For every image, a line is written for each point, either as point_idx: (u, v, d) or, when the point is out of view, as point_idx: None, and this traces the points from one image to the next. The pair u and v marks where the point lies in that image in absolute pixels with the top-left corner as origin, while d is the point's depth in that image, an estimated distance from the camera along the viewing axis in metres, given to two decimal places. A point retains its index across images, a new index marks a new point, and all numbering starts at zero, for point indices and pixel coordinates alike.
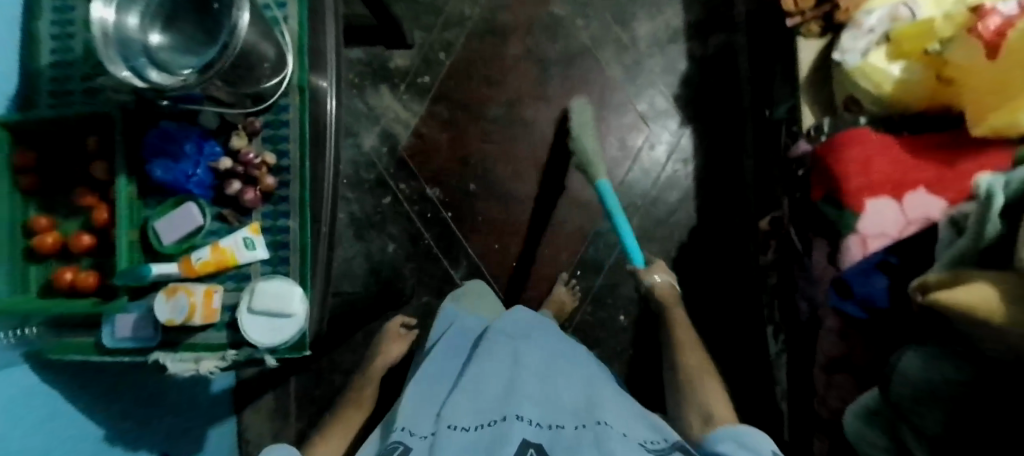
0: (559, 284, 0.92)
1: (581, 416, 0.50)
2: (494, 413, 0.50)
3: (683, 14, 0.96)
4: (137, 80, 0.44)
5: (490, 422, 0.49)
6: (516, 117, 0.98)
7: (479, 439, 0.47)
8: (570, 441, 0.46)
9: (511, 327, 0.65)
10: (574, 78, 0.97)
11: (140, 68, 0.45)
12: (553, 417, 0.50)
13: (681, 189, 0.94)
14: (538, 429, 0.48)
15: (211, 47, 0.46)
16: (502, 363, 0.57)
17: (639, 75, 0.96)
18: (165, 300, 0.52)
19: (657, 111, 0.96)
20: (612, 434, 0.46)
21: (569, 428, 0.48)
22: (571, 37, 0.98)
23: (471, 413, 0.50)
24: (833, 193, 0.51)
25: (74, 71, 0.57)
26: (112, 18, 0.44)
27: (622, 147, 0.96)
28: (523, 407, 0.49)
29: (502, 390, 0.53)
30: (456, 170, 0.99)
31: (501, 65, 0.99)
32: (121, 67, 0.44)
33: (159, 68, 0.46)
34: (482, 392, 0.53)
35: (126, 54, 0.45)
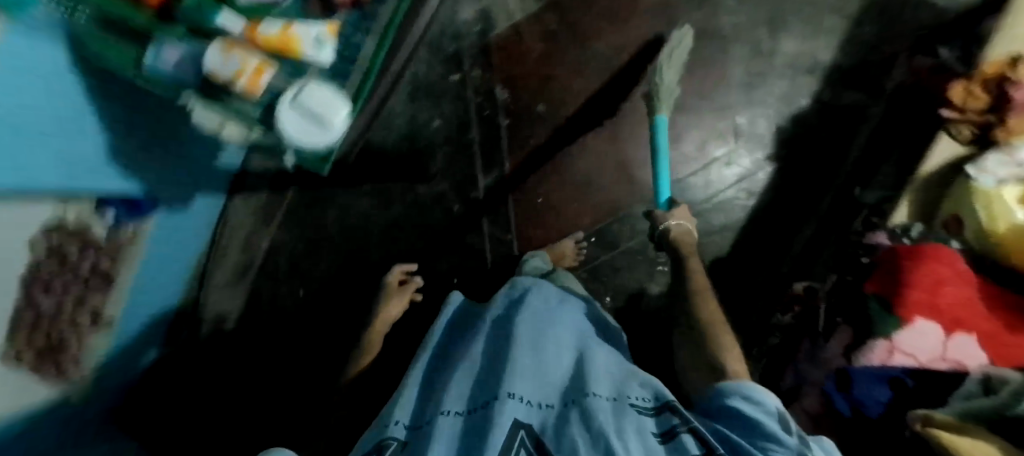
0: (569, 238, 0.91)
1: (572, 391, 0.49)
2: (485, 394, 0.47)
3: (836, 50, 0.86)
4: None
5: (482, 404, 0.46)
6: (616, 64, 0.91)
7: (469, 424, 0.44)
8: (562, 421, 0.44)
9: (497, 304, 0.64)
10: (693, 57, 0.89)
11: None
12: (543, 396, 0.48)
13: (729, 217, 0.90)
14: (529, 409, 0.45)
15: None
16: (495, 345, 0.55)
17: (756, 89, 0.88)
18: (219, 51, 0.49)
19: (754, 133, 0.89)
20: (604, 408, 0.44)
21: (559, 408, 0.47)
22: (715, 13, 0.88)
23: (463, 396, 0.48)
24: (889, 293, 0.49)
25: None
26: None
27: (698, 148, 0.90)
28: (513, 381, 0.47)
29: (494, 370, 0.51)
30: (533, 84, 0.94)
31: (630, 7, 0.91)
32: None
33: None
34: (472, 378, 0.51)
35: None
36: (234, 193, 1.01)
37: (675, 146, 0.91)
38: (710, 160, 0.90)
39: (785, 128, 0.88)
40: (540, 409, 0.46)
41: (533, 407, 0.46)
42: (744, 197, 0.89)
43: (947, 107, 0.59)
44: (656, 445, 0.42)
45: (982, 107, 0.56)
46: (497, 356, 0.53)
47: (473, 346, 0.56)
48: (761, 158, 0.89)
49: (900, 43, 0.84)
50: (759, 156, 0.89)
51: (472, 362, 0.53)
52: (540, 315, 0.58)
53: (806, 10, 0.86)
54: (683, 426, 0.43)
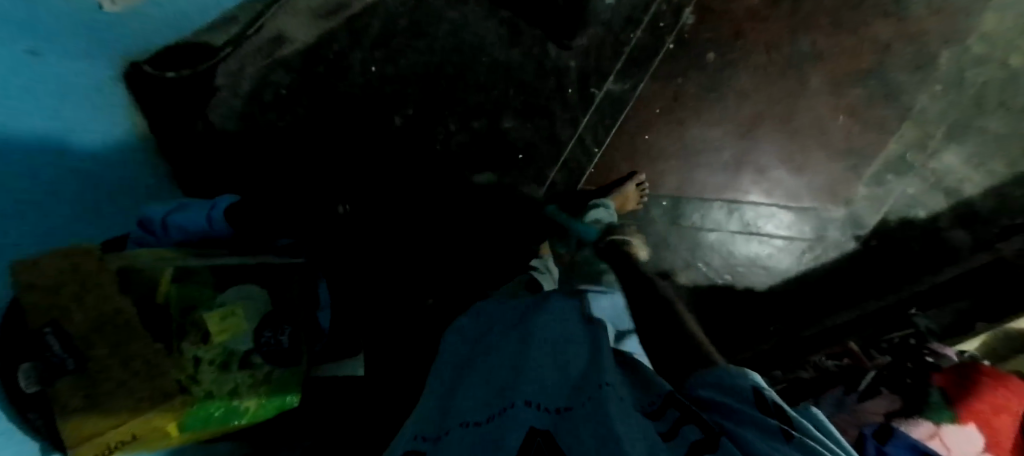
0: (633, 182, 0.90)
1: (583, 385, 0.40)
2: (500, 399, 0.41)
3: (982, 190, 0.85)
4: None
5: (495, 411, 0.40)
6: (803, 67, 0.85)
7: (484, 433, 0.37)
8: (574, 419, 0.37)
9: (508, 306, 0.57)
10: (866, 112, 0.85)
11: None
12: (557, 396, 0.40)
13: (786, 264, 0.91)
14: (543, 414, 0.38)
15: None
16: (511, 349, 0.48)
17: (895, 176, 0.86)
18: None
19: (862, 211, 0.88)
20: (620, 407, 0.36)
21: (574, 408, 0.38)
22: (915, 87, 0.84)
23: (479, 403, 0.42)
24: (956, 389, 0.50)
25: None
26: None
27: (808, 191, 0.88)
28: (530, 381, 0.41)
29: (506, 376, 0.44)
30: (721, 30, 0.86)
31: (860, 23, 0.83)
32: None
33: None
34: (492, 382, 0.44)
35: None
36: None
37: (792, 177, 0.88)
38: (809, 209, 0.89)
39: (890, 225, 0.87)
40: (552, 412, 0.38)
41: (549, 412, 0.38)
42: (809, 258, 0.90)
43: None
44: (660, 440, 0.34)
45: None
46: (516, 359, 0.46)
47: (488, 357, 0.49)
48: (850, 234, 0.88)
49: None
50: (851, 230, 0.88)
51: (491, 370, 0.46)
52: (551, 311, 0.51)
53: (987, 137, 0.84)
54: (688, 420, 0.36)
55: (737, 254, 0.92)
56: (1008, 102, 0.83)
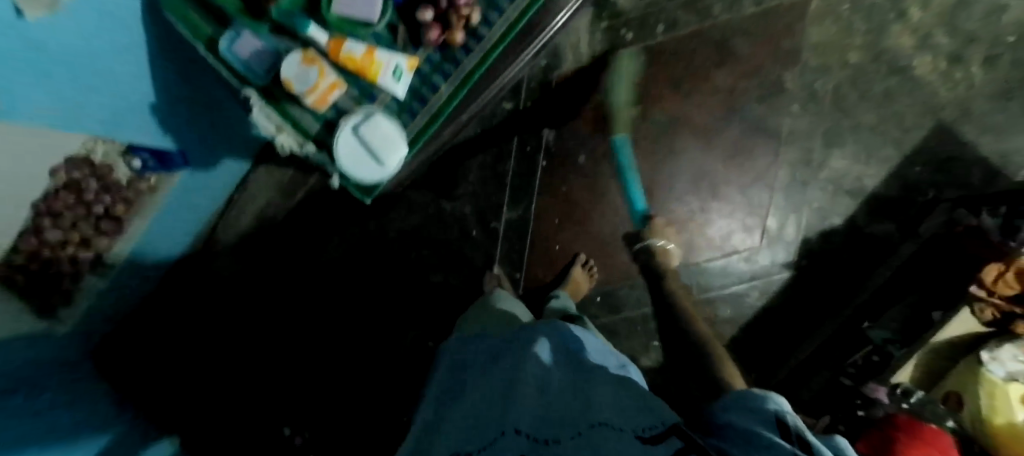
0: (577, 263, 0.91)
1: (574, 414, 0.38)
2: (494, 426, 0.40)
3: (882, 180, 0.85)
4: None
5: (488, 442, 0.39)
6: (670, 136, 0.90)
7: None
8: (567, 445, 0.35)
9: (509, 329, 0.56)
10: (742, 150, 0.88)
11: None
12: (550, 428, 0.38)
13: (737, 310, 0.90)
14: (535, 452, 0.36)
15: None
16: (504, 371, 0.46)
17: (796, 195, 0.88)
18: (297, 62, 0.49)
19: (781, 237, 0.89)
20: (609, 438, 0.34)
21: (566, 438, 0.36)
22: (776, 114, 0.87)
23: (471, 433, 0.41)
24: None
25: None
26: None
27: (723, 238, 0.90)
28: (519, 410, 0.40)
29: (491, 403, 0.43)
30: (581, 133, 0.92)
31: (698, 80, 0.88)
32: None
33: None
34: (483, 407, 0.43)
35: None
36: (258, 163, 0.98)
37: (703, 230, 0.90)
38: (732, 252, 0.90)
39: (812, 242, 0.88)
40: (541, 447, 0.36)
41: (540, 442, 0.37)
42: (756, 295, 0.90)
43: (975, 286, 0.62)
44: None
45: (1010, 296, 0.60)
46: (504, 382, 0.44)
47: (482, 378, 0.48)
48: (781, 261, 0.89)
49: (946, 190, 0.84)
50: (779, 257, 0.89)
51: (481, 392, 0.45)
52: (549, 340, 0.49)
53: (863, 133, 0.86)
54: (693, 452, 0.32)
55: None
56: (868, 96, 0.85)
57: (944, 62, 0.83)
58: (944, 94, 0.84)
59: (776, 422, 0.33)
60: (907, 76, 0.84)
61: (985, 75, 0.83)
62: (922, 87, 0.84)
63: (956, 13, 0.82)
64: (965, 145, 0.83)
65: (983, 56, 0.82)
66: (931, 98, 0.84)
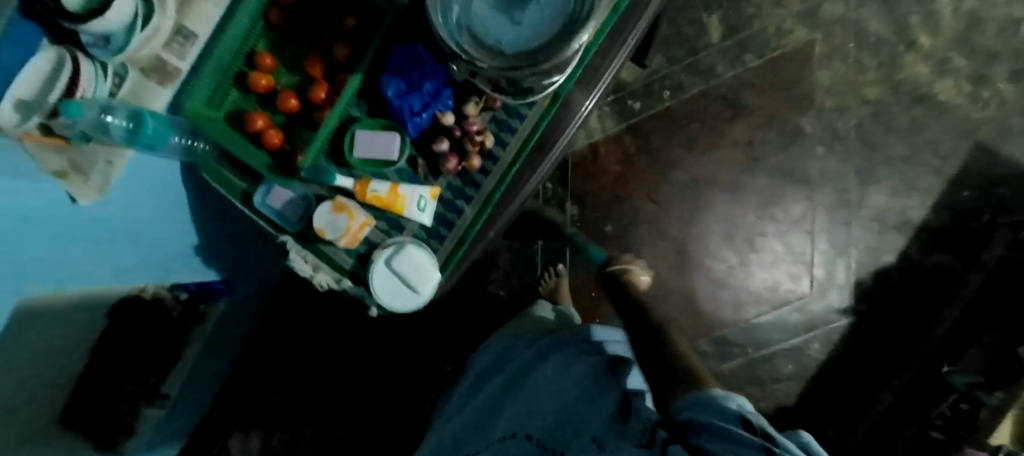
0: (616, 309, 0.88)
1: (582, 428, 0.40)
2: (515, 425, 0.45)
3: (929, 210, 0.81)
4: (447, 42, 0.39)
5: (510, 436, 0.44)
6: (696, 195, 0.88)
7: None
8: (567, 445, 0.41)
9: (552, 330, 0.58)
10: (773, 199, 0.86)
11: (461, 25, 0.40)
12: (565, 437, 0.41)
13: (800, 364, 0.85)
14: None
15: (534, 19, 0.41)
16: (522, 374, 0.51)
17: (839, 236, 0.84)
18: (328, 211, 0.51)
19: (831, 283, 0.84)
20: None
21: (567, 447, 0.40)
22: (801, 159, 0.85)
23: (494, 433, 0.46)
24: None
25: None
26: None
27: (770, 289, 0.86)
28: (526, 420, 0.45)
29: (505, 405, 0.48)
30: (605, 204, 0.90)
31: (714, 137, 0.87)
32: (442, 13, 0.39)
33: (478, 44, 0.40)
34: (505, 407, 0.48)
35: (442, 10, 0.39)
36: None
37: (747, 284, 0.87)
38: (783, 303, 0.86)
39: (866, 283, 0.83)
40: None
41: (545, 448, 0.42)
42: (817, 347, 0.85)
43: None
44: None
45: None
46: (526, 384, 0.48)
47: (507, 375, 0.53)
48: (837, 307, 0.84)
49: (999, 212, 0.80)
50: (834, 304, 0.84)
51: (509, 394, 0.49)
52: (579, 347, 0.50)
53: (897, 165, 0.83)
54: None
55: (747, 380, 0.86)
56: (895, 128, 0.82)
57: (969, 83, 0.81)
58: (975, 115, 0.81)
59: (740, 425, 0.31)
60: (932, 103, 0.81)
61: (1014, 90, 0.80)
62: (951, 112, 0.81)
63: (970, 33, 0.80)
64: (1008, 163, 0.80)
65: (1008, 72, 0.80)
66: (962, 121, 0.81)
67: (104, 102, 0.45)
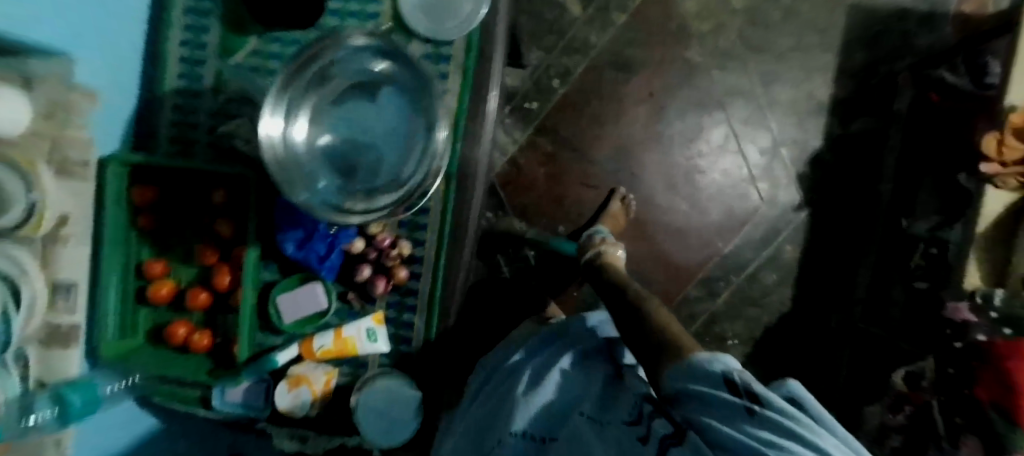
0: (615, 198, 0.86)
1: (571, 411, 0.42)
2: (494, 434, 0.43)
3: (832, 85, 0.84)
4: (326, 204, 0.39)
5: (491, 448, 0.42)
6: (624, 165, 0.89)
7: None
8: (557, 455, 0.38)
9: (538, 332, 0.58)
10: (694, 136, 0.87)
11: (331, 181, 0.40)
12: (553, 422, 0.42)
13: (782, 271, 0.87)
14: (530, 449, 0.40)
15: (396, 145, 0.43)
16: (509, 377, 0.50)
17: (765, 142, 0.86)
18: (287, 390, 0.50)
19: (777, 186, 0.86)
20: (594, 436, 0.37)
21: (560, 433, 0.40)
22: (702, 89, 0.86)
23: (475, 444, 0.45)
24: (1003, 404, 0.48)
25: (299, 155, 0.39)
26: (305, 134, 0.40)
27: (728, 217, 0.87)
28: (517, 411, 0.42)
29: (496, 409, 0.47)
30: (548, 209, 0.90)
31: (618, 106, 0.88)
32: (309, 181, 0.39)
33: (356, 190, 0.41)
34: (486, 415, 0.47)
35: (308, 178, 0.39)
36: None
37: (705, 222, 0.88)
38: (744, 223, 0.87)
39: (808, 173, 0.85)
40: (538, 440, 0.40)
41: (538, 439, 0.41)
42: (790, 248, 0.86)
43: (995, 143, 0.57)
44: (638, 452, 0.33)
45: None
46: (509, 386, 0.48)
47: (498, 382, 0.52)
48: (791, 205, 0.86)
49: (894, 60, 0.82)
50: (788, 204, 0.86)
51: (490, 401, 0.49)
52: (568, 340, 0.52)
53: (788, 57, 0.84)
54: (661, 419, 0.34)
55: (744, 307, 0.87)
56: (771, 24, 0.84)
57: None
58: None
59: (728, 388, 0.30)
60: None
61: None
62: None
63: None
64: (883, 13, 0.82)
65: None
66: None
67: (19, 402, 0.41)
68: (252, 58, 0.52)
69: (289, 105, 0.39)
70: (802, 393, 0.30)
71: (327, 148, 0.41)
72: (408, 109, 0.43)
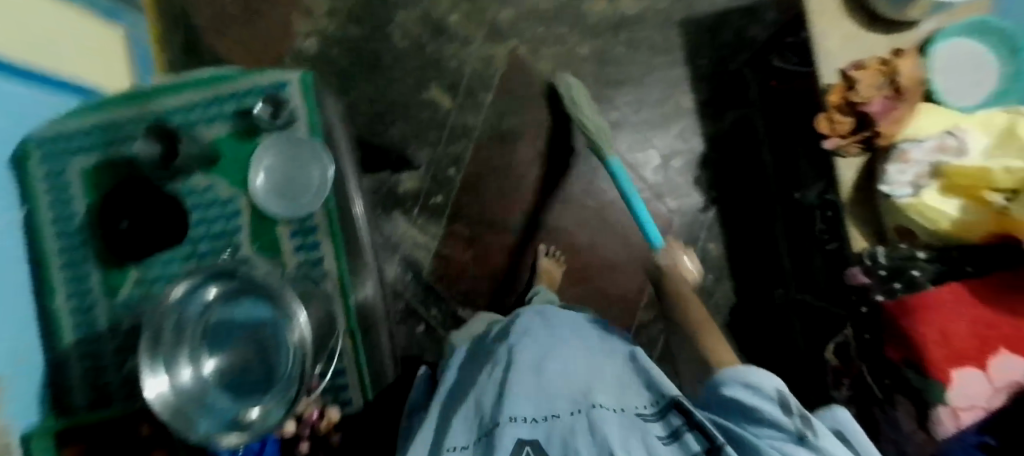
0: (542, 256, 0.91)
1: (572, 395, 0.45)
2: (489, 422, 0.46)
3: (692, 92, 0.90)
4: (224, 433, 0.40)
5: (485, 434, 0.45)
6: (539, 224, 0.93)
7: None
8: (565, 439, 0.41)
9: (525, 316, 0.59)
10: (593, 177, 0.93)
11: (223, 407, 0.42)
12: (547, 401, 0.45)
13: (715, 269, 0.90)
14: (532, 426, 0.43)
15: (272, 345, 0.46)
16: (500, 363, 0.52)
17: (656, 160, 0.91)
18: None
19: (680, 195, 0.91)
20: (610, 419, 0.41)
21: (568, 415, 0.43)
22: (582, 134, 0.92)
23: (466, 428, 0.47)
24: (913, 359, 0.51)
25: (189, 393, 0.42)
26: (184, 374, 0.42)
27: (648, 236, 0.91)
28: (513, 397, 0.44)
29: (487, 392, 0.49)
30: (485, 288, 0.93)
31: (515, 173, 0.93)
32: (201, 417, 0.41)
33: (250, 402, 0.43)
34: (478, 400, 0.49)
35: (201, 412, 0.41)
36: None
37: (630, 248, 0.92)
38: (664, 237, 0.91)
39: (703, 174, 0.90)
40: (540, 419, 0.43)
41: (540, 421, 0.43)
42: (714, 246, 0.90)
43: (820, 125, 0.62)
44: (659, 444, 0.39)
45: (875, 91, 0.57)
46: (502, 369, 0.50)
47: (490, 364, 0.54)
48: (699, 207, 0.90)
49: (737, 55, 0.88)
50: (696, 207, 0.90)
51: (483, 384, 0.51)
52: (555, 327, 0.55)
53: (646, 80, 0.91)
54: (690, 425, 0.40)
55: None
56: (620, 59, 0.91)
57: None
58: (661, 5, 0.90)
59: (775, 402, 0.38)
60: (626, 22, 0.90)
61: None
62: (646, 16, 0.90)
63: None
64: (711, 18, 0.89)
65: None
66: (658, 16, 0.90)
67: None
68: (137, 286, 0.54)
69: (164, 361, 0.41)
70: (848, 427, 0.38)
71: (220, 371, 0.45)
72: (267, 306, 0.46)
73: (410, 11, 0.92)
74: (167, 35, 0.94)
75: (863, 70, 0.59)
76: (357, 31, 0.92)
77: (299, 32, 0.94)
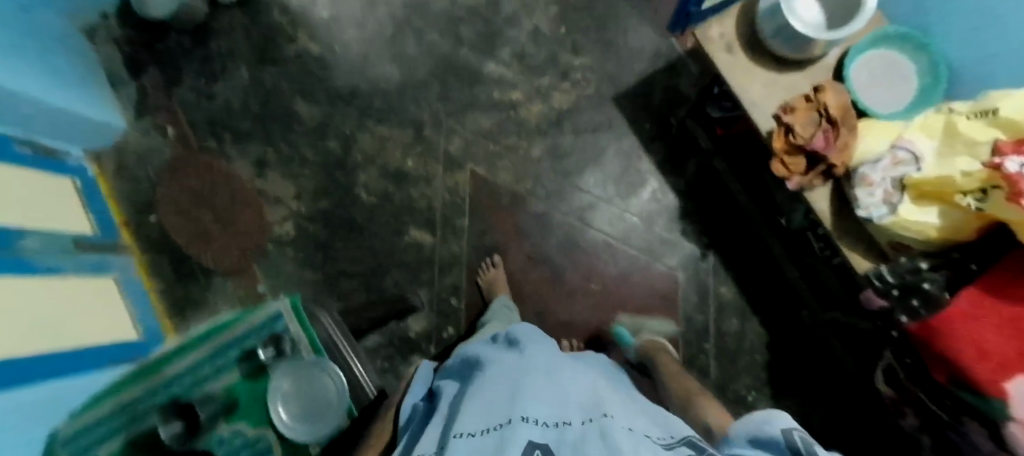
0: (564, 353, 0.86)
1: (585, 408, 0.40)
2: (500, 415, 0.40)
3: (648, 157, 0.94)
4: None
5: (496, 426, 0.39)
6: (553, 322, 0.93)
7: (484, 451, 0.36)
8: (579, 440, 0.35)
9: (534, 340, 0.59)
10: (592, 259, 0.94)
11: None
12: (557, 409, 0.40)
13: (734, 311, 0.91)
14: (545, 428, 0.37)
15: None
16: (512, 370, 0.49)
17: (638, 227, 0.94)
18: None
19: (673, 251, 0.93)
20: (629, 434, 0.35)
21: (580, 422, 0.38)
22: (562, 226, 0.95)
23: (476, 416, 0.41)
24: (961, 379, 0.51)
25: None
26: None
27: (659, 300, 0.93)
28: (528, 402, 0.40)
29: (493, 392, 0.45)
30: None
31: (513, 282, 0.95)
32: None
33: None
34: (485, 396, 0.45)
35: None
36: None
37: (646, 316, 0.92)
38: (674, 296, 0.93)
39: (688, 226, 0.93)
40: (552, 424, 0.38)
41: (552, 425, 0.38)
42: (724, 289, 0.92)
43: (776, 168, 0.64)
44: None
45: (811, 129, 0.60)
46: (518, 376, 0.47)
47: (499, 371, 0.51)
48: (696, 257, 0.93)
49: (677, 110, 0.94)
50: (694, 256, 0.93)
51: (494, 383, 0.47)
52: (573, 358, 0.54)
53: (600, 159, 0.95)
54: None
55: (733, 358, 0.90)
56: (572, 148, 0.96)
57: (565, 83, 0.96)
58: (590, 90, 0.96)
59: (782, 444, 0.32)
60: (565, 115, 0.96)
61: (586, 56, 0.96)
62: (581, 104, 0.96)
63: (529, 69, 0.97)
64: (639, 87, 0.95)
65: (570, 53, 0.96)
66: (591, 100, 0.96)
67: None
68: None
69: None
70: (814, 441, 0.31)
71: None
72: None
73: (369, 170, 0.98)
74: (157, 266, 0.97)
75: (794, 112, 0.61)
76: (328, 203, 0.98)
77: (274, 220, 0.98)
